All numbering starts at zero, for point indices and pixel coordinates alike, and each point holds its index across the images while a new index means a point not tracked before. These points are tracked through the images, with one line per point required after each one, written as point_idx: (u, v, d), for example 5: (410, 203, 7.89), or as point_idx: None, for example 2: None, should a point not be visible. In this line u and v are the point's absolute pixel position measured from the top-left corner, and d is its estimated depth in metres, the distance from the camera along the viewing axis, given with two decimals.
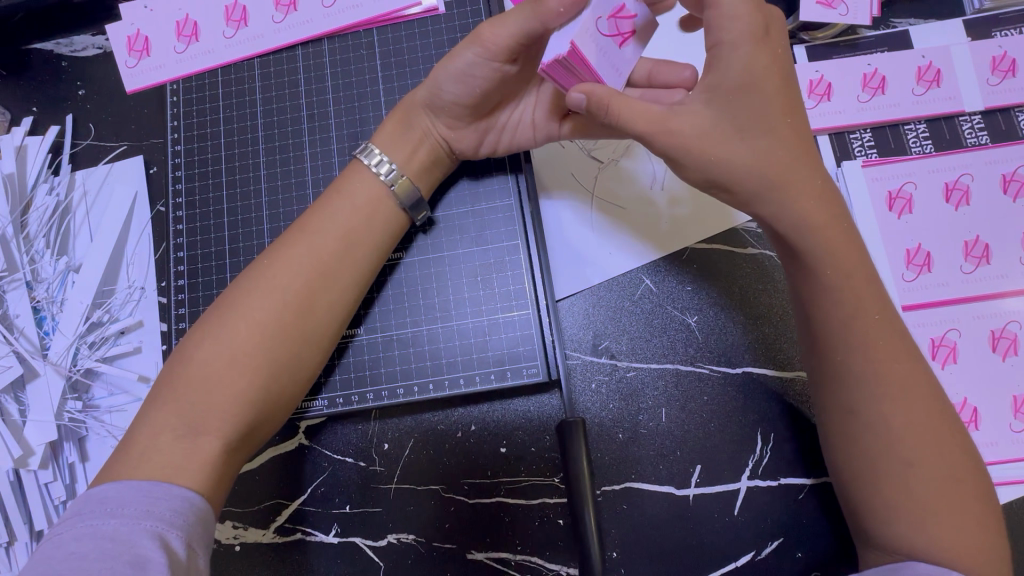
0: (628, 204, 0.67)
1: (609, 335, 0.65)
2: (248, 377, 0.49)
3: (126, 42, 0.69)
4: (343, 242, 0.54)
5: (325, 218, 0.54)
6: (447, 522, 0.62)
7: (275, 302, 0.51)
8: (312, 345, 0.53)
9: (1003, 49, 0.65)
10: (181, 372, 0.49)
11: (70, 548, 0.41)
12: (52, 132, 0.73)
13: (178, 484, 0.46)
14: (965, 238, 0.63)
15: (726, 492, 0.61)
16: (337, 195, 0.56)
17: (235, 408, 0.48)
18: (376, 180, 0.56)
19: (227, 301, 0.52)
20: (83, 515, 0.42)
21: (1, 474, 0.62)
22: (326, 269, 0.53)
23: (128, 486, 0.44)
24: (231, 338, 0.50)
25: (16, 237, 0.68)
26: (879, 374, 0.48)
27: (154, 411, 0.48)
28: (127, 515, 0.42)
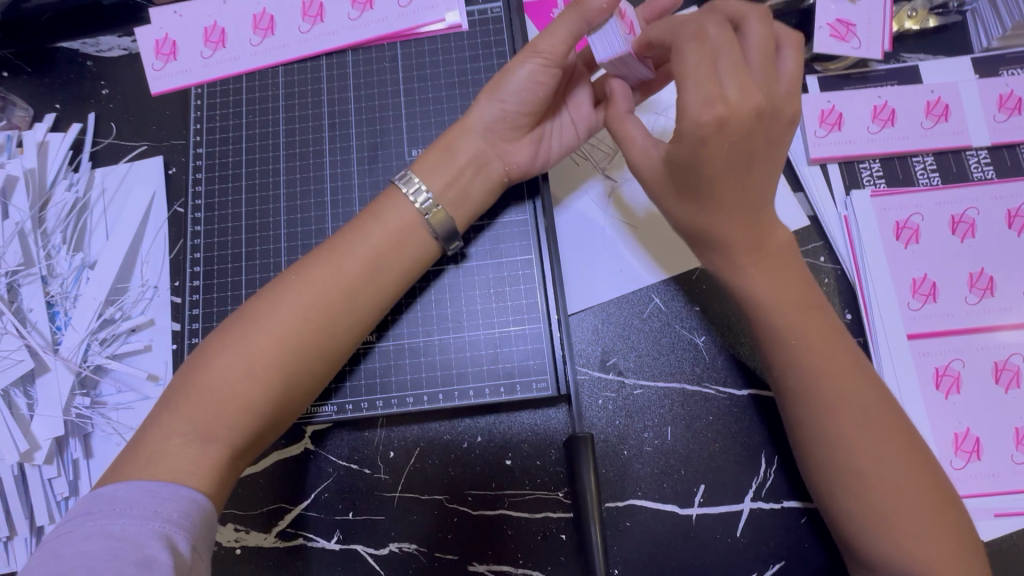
0: (637, 219, 0.68)
1: (617, 352, 0.65)
2: (262, 388, 0.50)
3: (153, 46, 0.70)
4: (371, 262, 0.55)
5: (355, 240, 0.55)
6: (449, 531, 0.62)
7: (296, 317, 0.52)
8: (327, 361, 0.53)
9: (1010, 87, 0.67)
10: (196, 378, 0.50)
11: (78, 546, 0.41)
12: (74, 129, 0.74)
13: (186, 485, 0.46)
14: (970, 270, 0.64)
15: (729, 513, 0.61)
16: (371, 218, 0.57)
17: (246, 413, 0.49)
18: (410, 207, 0.57)
19: (248, 309, 0.53)
20: (93, 513, 0.43)
21: (6, 467, 0.62)
22: (348, 287, 0.54)
23: (135, 487, 0.44)
24: (251, 349, 0.50)
25: (33, 232, 0.68)
26: (845, 412, 0.50)
27: (165, 414, 0.49)
28: (135, 516, 0.43)
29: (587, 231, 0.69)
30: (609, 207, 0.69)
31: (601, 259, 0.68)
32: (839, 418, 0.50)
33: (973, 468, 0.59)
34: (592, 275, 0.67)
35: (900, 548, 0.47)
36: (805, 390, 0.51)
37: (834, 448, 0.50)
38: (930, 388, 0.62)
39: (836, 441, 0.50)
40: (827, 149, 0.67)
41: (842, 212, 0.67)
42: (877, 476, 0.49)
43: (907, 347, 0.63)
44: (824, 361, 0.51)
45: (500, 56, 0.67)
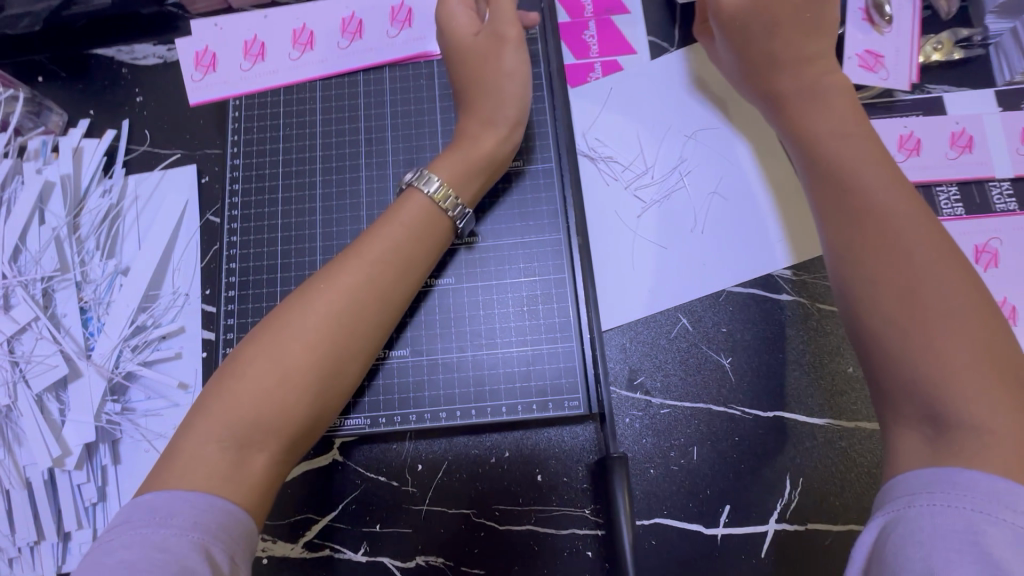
0: (673, 240, 0.70)
1: (644, 370, 0.66)
2: (294, 396, 0.50)
3: (194, 57, 0.72)
4: (397, 261, 0.56)
5: (382, 244, 0.56)
6: (475, 546, 0.63)
7: (326, 322, 0.52)
8: (356, 363, 0.54)
9: None
10: (230, 386, 0.50)
11: (119, 555, 0.41)
12: (109, 135, 0.74)
13: (223, 496, 0.46)
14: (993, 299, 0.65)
15: (754, 534, 0.62)
16: (390, 218, 0.57)
17: (281, 424, 0.50)
18: (430, 206, 0.58)
19: (278, 316, 0.53)
20: (133, 522, 0.43)
21: (37, 471, 0.63)
22: (376, 291, 0.55)
23: (173, 496, 0.45)
24: (282, 355, 0.50)
25: (69, 237, 0.69)
26: (901, 278, 0.47)
27: (199, 421, 0.49)
28: (174, 526, 0.43)
29: (617, 249, 0.70)
30: (639, 228, 0.70)
31: (629, 279, 0.69)
32: (887, 288, 0.47)
33: None
34: (622, 293, 0.69)
35: (962, 417, 0.41)
36: (855, 270, 0.49)
37: (880, 325, 0.46)
38: None
39: (886, 337, 0.46)
40: None
41: None
42: (935, 349, 0.43)
43: None
44: (871, 228, 0.49)
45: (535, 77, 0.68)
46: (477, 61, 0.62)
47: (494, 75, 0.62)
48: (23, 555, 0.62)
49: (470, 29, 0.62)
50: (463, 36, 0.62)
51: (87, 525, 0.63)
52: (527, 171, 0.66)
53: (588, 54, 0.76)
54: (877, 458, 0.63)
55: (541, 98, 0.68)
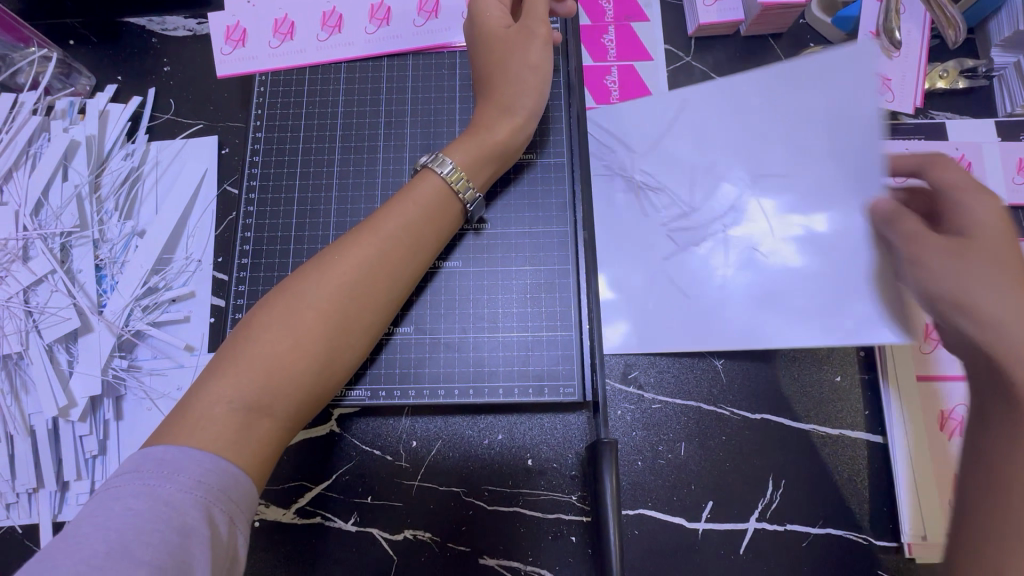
0: (676, 241, 0.72)
1: (639, 366, 0.68)
2: (308, 361, 0.52)
3: (224, 31, 0.74)
4: (411, 240, 0.58)
5: (396, 222, 0.57)
6: (463, 524, 0.64)
7: (340, 291, 0.54)
8: (365, 335, 0.56)
9: None
10: (244, 350, 0.51)
11: (127, 505, 0.42)
12: (135, 102, 0.76)
13: (226, 457, 0.47)
14: None
15: (734, 531, 0.63)
16: (404, 196, 0.59)
17: (293, 387, 0.51)
18: (444, 187, 0.60)
19: (291, 284, 0.54)
20: (141, 473, 0.44)
21: (42, 420, 0.64)
22: (388, 265, 0.56)
23: (181, 453, 0.45)
24: (297, 322, 0.52)
25: (89, 196, 0.70)
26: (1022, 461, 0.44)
27: (210, 383, 0.49)
28: (180, 482, 0.44)
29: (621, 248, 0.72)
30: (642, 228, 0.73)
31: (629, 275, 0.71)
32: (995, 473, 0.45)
33: None
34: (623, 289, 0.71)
35: None
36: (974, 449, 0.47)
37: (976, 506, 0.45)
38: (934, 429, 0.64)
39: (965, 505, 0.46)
40: None
41: None
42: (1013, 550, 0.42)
43: (916, 388, 0.65)
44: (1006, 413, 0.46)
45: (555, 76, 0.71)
46: (500, 49, 0.64)
47: (518, 66, 0.63)
48: (21, 501, 0.64)
49: (502, 21, 0.65)
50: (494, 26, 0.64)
51: (86, 476, 0.65)
52: (540, 164, 0.68)
53: (606, 57, 0.79)
54: (858, 465, 0.65)
55: (558, 97, 0.70)
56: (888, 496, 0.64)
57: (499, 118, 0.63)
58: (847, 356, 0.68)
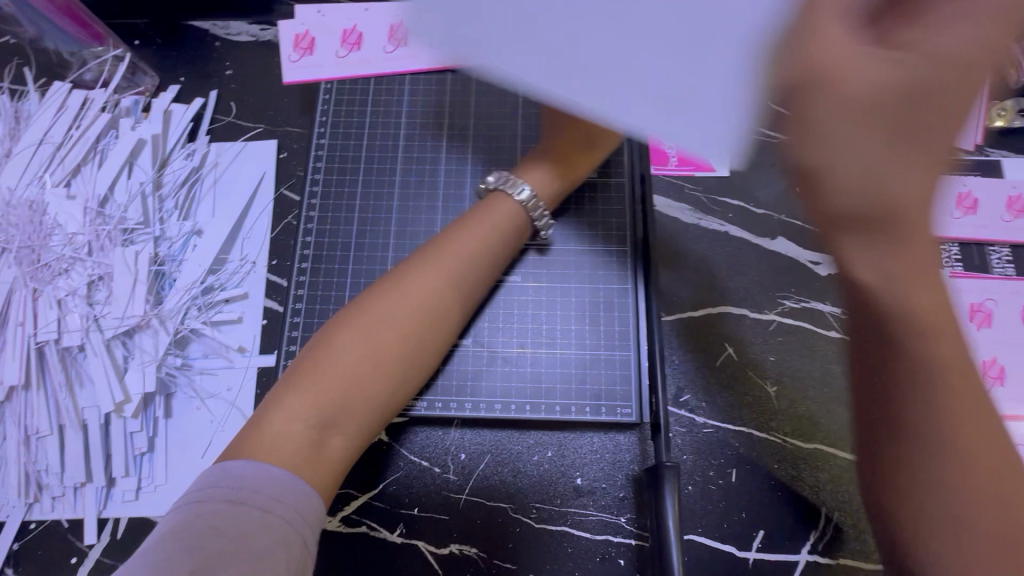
0: (729, 264, 0.72)
1: (691, 389, 0.68)
2: (383, 381, 0.54)
3: (293, 38, 0.79)
4: (476, 255, 0.60)
5: (465, 244, 0.60)
6: (509, 541, 0.64)
7: (415, 313, 0.56)
8: (431, 353, 0.58)
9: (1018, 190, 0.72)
10: (322, 365, 0.52)
11: (208, 521, 0.41)
12: (198, 104, 0.78)
13: (301, 476, 0.47)
14: (982, 357, 0.66)
15: (784, 562, 0.62)
16: (474, 218, 0.62)
17: (368, 406, 0.53)
18: (518, 210, 0.64)
19: (366, 303, 0.56)
20: (218, 486, 0.44)
21: (95, 414, 0.64)
22: (459, 287, 0.60)
23: (260, 469, 0.45)
24: (371, 339, 0.54)
25: (152, 194, 0.71)
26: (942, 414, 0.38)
27: (289, 397, 0.50)
28: (259, 501, 0.43)
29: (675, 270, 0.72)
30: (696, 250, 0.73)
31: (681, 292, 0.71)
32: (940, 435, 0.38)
33: None
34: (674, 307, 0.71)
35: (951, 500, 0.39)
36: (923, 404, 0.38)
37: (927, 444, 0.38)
38: None
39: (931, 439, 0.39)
40: None
41: None
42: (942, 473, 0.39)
43: None
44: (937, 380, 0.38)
45: None
46: None
47: None
48: (67, 496, 0.64)
49: None
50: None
51: (133, 473, 0.64)
52: (599, 184, 0.69)
53: None
54: None
55: None
56: None
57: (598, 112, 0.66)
58: None
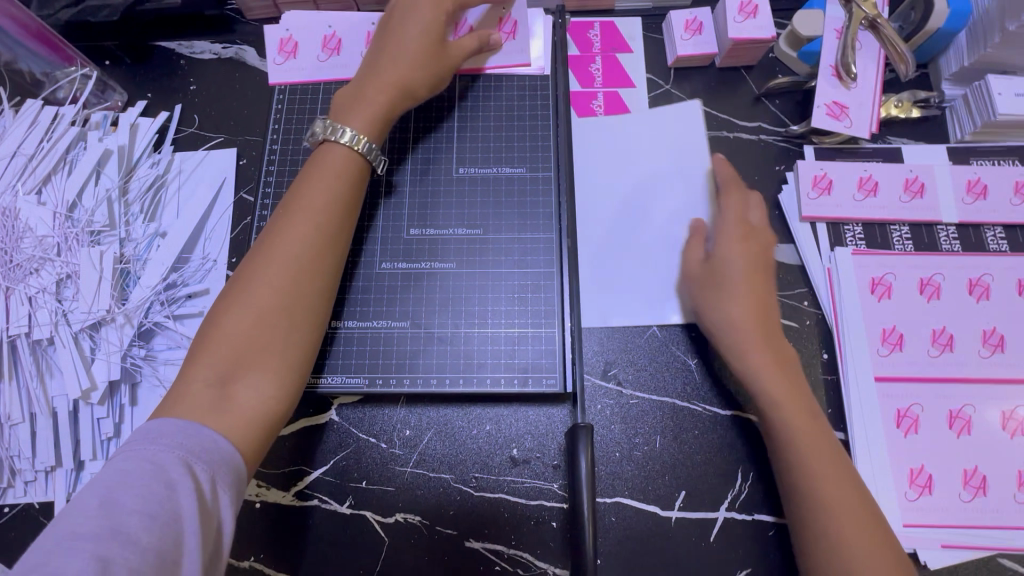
0: (655, 247, 0.78)
1: (618, 364, 0.73)
2: (272, 334, 0.55)
3: (276, 43, 0.81)
4: (331, 207, 0.60)
5: (316, 191, 0.60)
6: (451, 509, 0.69)
7: (289, 267, 0.57)
8: (319, 297, 0.58)
9: (914, 173, 0.78)
10: (212, 334, 0.54)
11: (118, 468, 0.45)
12: (163, 116, 0.84)
13: (207, 424, 0.50)
14: (884, 326, 0.72)
15: (704, 520, 0.67)
16: (311, 170, 0.62)
17: (264, 359, 0.54)
18: (345, 150, 0.63)
19: (245, 271, 0.57)
20: (155, 438, 0.47)
21: (65, 402, 0.69)
22: (328, 234, 0.59)
23: (167, 422, 0.49)
24: (253, 302, 0.55)
25: (118, 200, 0.77)
26: (821, 457, 0.61)
27: (190, 367, 0.53)
28: (166, 444, 0.47)
29: (605, 256, 0.78)
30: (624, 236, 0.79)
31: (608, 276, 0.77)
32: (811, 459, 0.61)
33: (924, 501, 0.65)
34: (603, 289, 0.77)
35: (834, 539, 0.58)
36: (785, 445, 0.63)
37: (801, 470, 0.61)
38: (891, 427, 0.68)
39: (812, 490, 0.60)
40: (817, 210, 0.77)
41: (826, 264, 0.76)
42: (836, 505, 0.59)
43: (872, 387, 0.70)
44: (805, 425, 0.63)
45: (544, 99, 0.79)
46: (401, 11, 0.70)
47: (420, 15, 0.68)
48: (39, 479, 0.69)
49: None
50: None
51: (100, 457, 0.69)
52: (529, 177, 0.75)
53: (592, 83, 0.86)
54: None
55: (546, 117, 0.78)
56: None
57: (384, 67, 0.67)
58: (812, 358, 0.73)
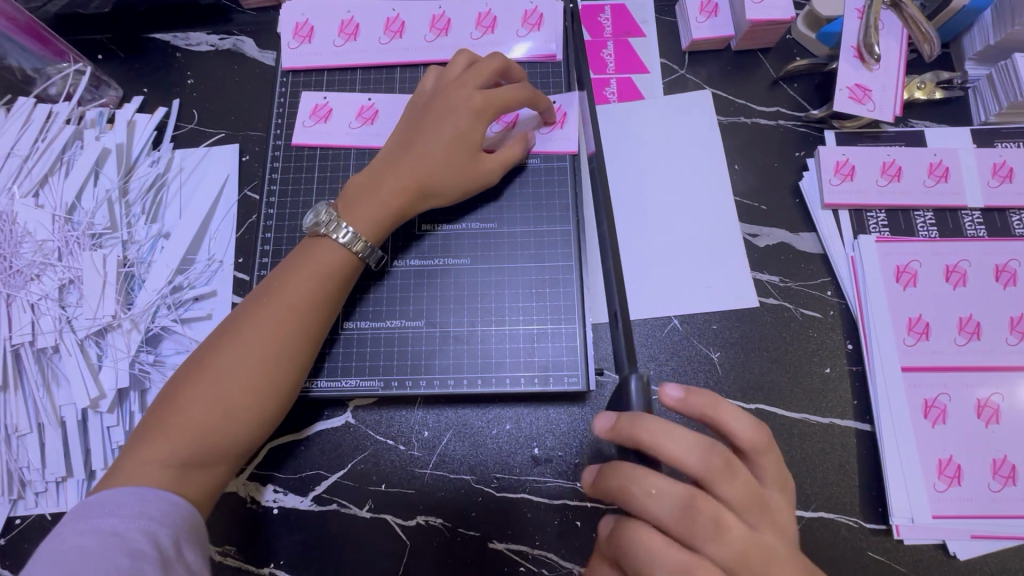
0: (674, 238, 0.76)
1: (639, 359, 0.72)
2: (238, 423, 0.53)
3: (311, 107, 0.76)
4: (313, 281, 0.58)
5: (296, 297, 0.57)
6: (472, 510, 0.67)
7: (262, 363, 0.54)
8: (286, 395, 0.56)
9: (939, 157, 0.76)
10: (172, 414, 0.52)
11: (74, 541, 0.45)
12: (161, 112, 0.81)
13: (166, 490, 0.49)
14: (909, 314, 0.71)
15: None
16: (302, 258, 0.60)
17: (224, 447, 0.53)
18: (338, 253, 0.60)
19: (215, 350, 0.55)
20: (109, 510, 0.47)
21: (73, 411, 0.67)
22: (300, 349, 0.57)
23: (124, 492, 0.48)
24: (219, 391, 0.52)
25: (119, 201, 0.74)
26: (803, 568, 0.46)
27: (144, 443, 0.51)
28: (123, 515, 0.47)
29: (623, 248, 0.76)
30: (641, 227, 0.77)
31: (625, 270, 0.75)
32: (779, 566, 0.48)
33: (954, 492, 0.65)
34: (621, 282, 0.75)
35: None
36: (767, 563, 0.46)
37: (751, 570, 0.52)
38: (918, 417, 0.67)
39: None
40: (839, 196, 0.75)
41: (849, 253, 0.74)
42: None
43: (899, 378, 0.69)
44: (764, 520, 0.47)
45: (557, 87, 0.76)
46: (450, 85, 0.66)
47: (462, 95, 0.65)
48: (50, 489, 0.67)
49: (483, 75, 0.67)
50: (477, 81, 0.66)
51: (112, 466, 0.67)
52: (543, 168, 0.72)
53: (605, 70, 0.84)
54: (847, 452, 0.68)
55: (559, 106, 0.75)
56: (876, 480, 0.67)
57: (409, 163, 0.64)
58: (836, 349, 0.72)
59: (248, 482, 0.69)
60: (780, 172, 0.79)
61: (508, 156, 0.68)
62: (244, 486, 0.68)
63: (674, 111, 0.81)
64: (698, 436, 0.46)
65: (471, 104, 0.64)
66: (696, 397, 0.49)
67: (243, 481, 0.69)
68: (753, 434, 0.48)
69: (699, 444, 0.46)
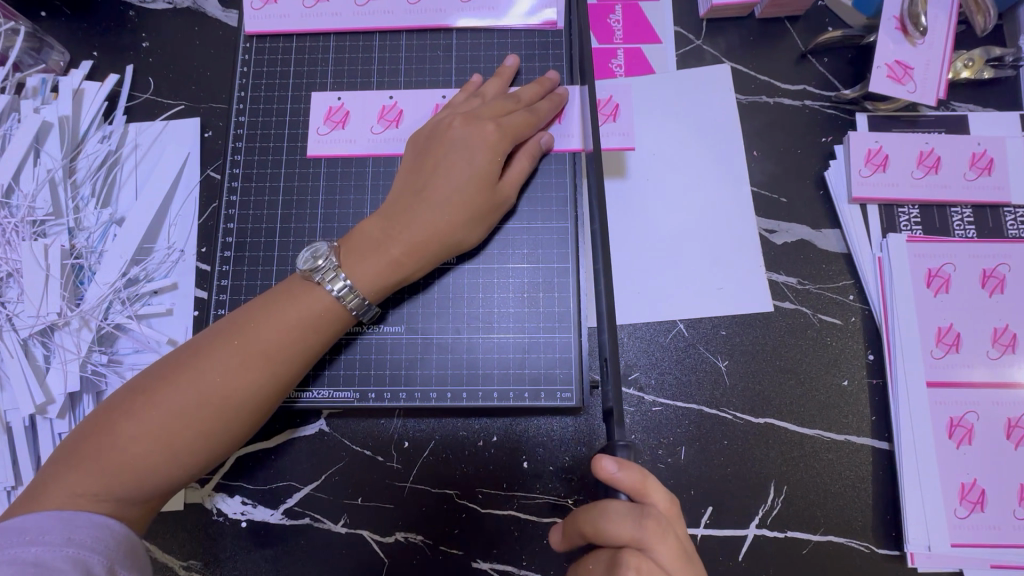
0: (683, 234, 0.69)
1: (640, 367, 0.66)
2: (176, 469, 0.48)
3: (325, 112, 0.66)
4: (299, 328, 0.52)
5: (269, 343, 0.51)
6: (455, 527, 0.63)
7: (217, 414, 0.49)
8: (235, 443, 0.51)
9: (983, 147, 0.68)
10: (106, 447, 0.47)
11: None
12: (111, 80, 0.72)
13: (97, 511, 0.45)
14: (939, 324, 0.64)
15: (733, 537, 0.62)
16: (290, 297, 0.53)
17: (157, 487, 0.48)
18: (331, 299, 0.53)
19: (170, 380, 0.49)
20: (29, 539, 0.42)
21: (19, 416, 0.62)
22: (264, 400, 0.51)
23: (46, 517, 0.44)
24: (162, 433, 0.47)
25: (64, 181, 0.67)
26: None
27: (73, 470, 0.46)
28: (47, 543, 0.42)
29: (625, 244, 0.69)
30: (645, 220, 0.69)
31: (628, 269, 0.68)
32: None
33: (975, 519, 0.60)
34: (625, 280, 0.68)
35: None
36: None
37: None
38: (942, 437, 0.62)
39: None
40: (869, 189, 0.67)
41: (877, 253, 0.67)
42: None
43: (924, 394, 0.63)
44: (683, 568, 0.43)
45: (556, 59, 0.67)
46: (467, 115, 0.59)
47: (475, 128, 0.58)
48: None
49: (503, 108, 0.60)
50: (494, 115, 0.59)
51: None
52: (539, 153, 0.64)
53: (612, 39, 0.74)
54: (862, 472, 0.63)
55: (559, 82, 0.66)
56: (891, 503, 0.62)
57: (418, 212, 0.56)
58: (855, 360, 0.65)
59: (213, 493, 0.64)
60: (803, 159, 0.70)
61: (516, 177, 0.60)
62: (209, 497, 0.63)
63: (688, 88, 0.73)
64: (620, 513, 0.45)
65: (485, 139, 0.57)
66: (628, 472, 0.44)
67: (208, 492, 0.64)
68: (669, 507, 0.46)
69: (624, 517, 0.44)
